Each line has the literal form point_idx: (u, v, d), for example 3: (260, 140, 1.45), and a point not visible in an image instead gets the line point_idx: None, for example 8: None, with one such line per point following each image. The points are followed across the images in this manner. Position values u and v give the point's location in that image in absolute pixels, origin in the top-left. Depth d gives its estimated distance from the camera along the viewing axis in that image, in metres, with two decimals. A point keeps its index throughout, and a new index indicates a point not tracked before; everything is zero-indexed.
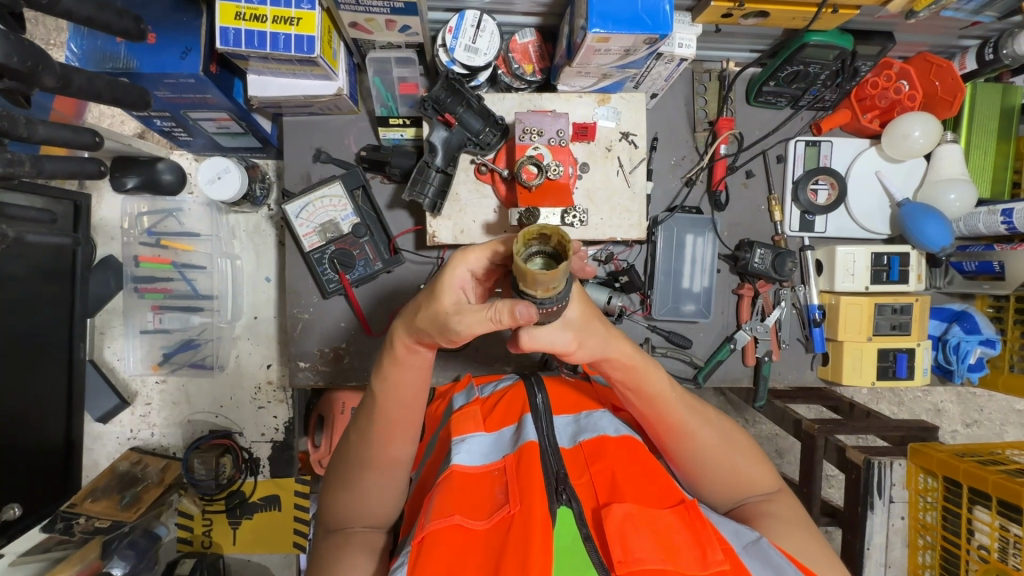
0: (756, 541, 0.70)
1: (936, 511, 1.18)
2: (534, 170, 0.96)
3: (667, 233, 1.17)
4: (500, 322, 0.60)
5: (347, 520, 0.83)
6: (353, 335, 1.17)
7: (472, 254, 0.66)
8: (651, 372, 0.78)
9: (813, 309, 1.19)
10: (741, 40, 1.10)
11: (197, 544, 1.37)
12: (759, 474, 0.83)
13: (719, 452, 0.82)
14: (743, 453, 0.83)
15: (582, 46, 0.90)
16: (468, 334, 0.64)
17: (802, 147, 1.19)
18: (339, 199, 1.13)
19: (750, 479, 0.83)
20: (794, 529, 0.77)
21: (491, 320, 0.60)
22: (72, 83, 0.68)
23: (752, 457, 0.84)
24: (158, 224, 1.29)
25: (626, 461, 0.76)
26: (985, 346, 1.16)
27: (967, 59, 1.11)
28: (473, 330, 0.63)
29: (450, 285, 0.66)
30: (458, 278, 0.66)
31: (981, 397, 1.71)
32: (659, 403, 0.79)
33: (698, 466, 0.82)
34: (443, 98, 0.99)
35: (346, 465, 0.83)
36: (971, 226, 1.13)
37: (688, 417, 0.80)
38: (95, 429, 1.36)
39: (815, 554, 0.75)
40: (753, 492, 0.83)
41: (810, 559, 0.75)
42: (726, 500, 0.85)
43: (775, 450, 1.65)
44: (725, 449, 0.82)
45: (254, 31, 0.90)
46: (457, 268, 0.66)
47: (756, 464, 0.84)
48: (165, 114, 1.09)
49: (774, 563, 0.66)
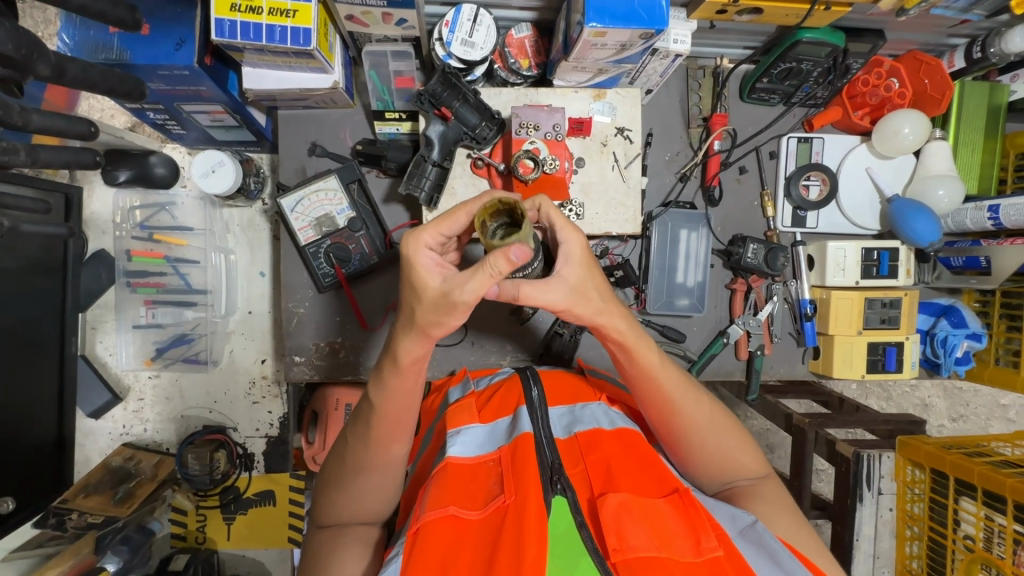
0: (751, 525, 0.70)
1: (923, 503, 1.20)
2: (530, 163, 1.00)
3: (662, 228, 1.18)
4: (500, 273, 0.60)
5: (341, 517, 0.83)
6: (349, 329, 1.18)
7: (426, 233, 0.67)
8: (650, 351, 0.78)
9: (805, 303, 1.21)
10: (735, 36, 1.11)
11: (191, 539, 1.36)
12: (748, 460, 0.84)
13: (713, 435, 0.83)
14: (734, 439, 0.84)
15: (578, 41, 0.90)
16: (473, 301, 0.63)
17: (794, 143, 1.21)
18: (335, 192, 1.12)
19: (739, 465, 0.84)
20: (779, 512, 0.79)
21: (492, 276, 0.60)
22: (66, 73, 0.67)
23: (743, 443, 0.85)
24: (151, 217, 1.29)
25: (622, 452, 0.76)
26: (972, 340, 1.19)
27: (956, 57, 1.13)
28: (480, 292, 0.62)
29: (423, 268, 0.65)
30: (426, 260, 0.66)
31: (966, 392, 1.73)
32: (655, 380, 0.79)
33: (690, 448, 0.83)
34: (440, 92, 0.98)
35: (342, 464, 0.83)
36: (959, 221, 1.16)
37: (683, 397, 0.81)
38: (86, 425, 1.35)
39: (800, 537, 0.77)
40: (741, 476, 0.84)
41: (797, 540, 0.76)
42: (714, 484, 0.85)
43: (765, 445, 1.67)
44: (716, 432, 0.83)
45: (249, 23, 0.90)
46: (418, 252, 0.66)
47: (745, 450, 0.84)
48: (158, 106, 1.08)
49: (770, 549, 0.66)
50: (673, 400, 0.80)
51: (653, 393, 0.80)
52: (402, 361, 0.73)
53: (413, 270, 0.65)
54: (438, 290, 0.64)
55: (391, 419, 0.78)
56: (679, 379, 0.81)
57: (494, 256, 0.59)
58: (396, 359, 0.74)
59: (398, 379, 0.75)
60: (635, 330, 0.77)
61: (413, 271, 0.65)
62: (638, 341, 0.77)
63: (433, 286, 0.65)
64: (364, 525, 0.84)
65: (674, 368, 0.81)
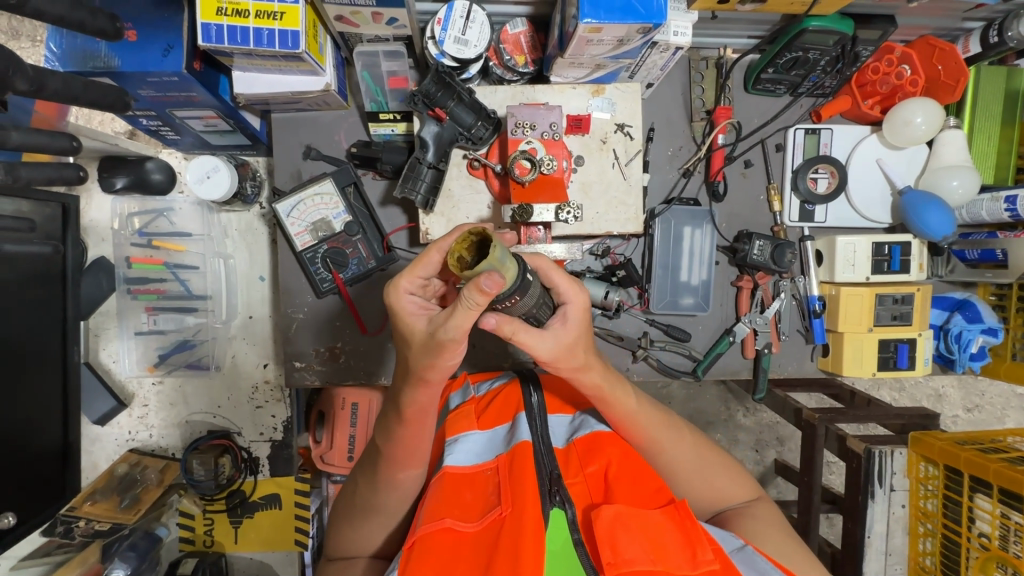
0: (741, 548, 0.70)
1: (937, 498, 1.16)
2: (527, 165, 0.95)
3: (665, 226, 1.16)
4: (478, 305, 0.57)
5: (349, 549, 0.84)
6: (349, 334, 1.17)
7: (404, 282, 0.67)
8: (628, 400, 0.77)
9: (813, 300, 1.18)
10: (738, 26, 1.08)
11: (199, 543, 1.38)
12: (739, 485, 0.84)
13: (698, 465, 0.82)
14: (720, 463, 0.84)
15: (573, 36, 0.87)
16: (458, 337, 0.61)
17: (802, 135, 1.17)
18: (331, 196, 1.11)
19: (729, 489, 0.83)
20: (771, 530, 0.78)
21: (471, 309, 0.58)
22: (46, 86, 0.66)
23: (729, 468, 0.84)
24: (148, 224, 1.28)
25: (621, 460, 0.75)
26: (987, 335, 1.15)
27: (970, 42, 1.07)
28: (464, 326, 0.60)
29: (407, 313, 0.67)
30: (409, 304, 0.67)
31: (982, 382, 1.69)
32: (633, 423, 0.79)
33: (678, 479, 0.82)
34: (434, 92, 0.95)
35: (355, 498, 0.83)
36: (974, 213, 1.11)
37: (662, 432, 0.80)
38: (93, 432, 1.36)
39: (793, 556, 0.77)
40: (733, 500, 0.84)
41: (788, 559, 0.76)
42: (706, 509, 0.84)
43: (775, 439, 1.65)
44: (701, 461, 0.82)
45: (236, 27, 0.88)
46: (400, 296, 0.67)
47: (735, 474, 0.84)
48: (150, 113, 1.07)
49: (760, 569, 0.66)
50: (653, 437, 0.80)
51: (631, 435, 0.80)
52: (406, 413, 0.73)
53: (400, 319, 0.67)
54: (425, 333, 0.64)
55: (402, 459, 0.77)
56: (658, 416, 0.81)
57: (468, 292, 0.56)
58: (400, 412, 0.74)
59: (401, 430, 0.75)
60: (612, 380, 0.76)
61: (400, 321, 0.67)
62: (614, 389, 0.76)
63: (420, 329, 0.65)
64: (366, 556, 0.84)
65: (653, 406, 0.81)
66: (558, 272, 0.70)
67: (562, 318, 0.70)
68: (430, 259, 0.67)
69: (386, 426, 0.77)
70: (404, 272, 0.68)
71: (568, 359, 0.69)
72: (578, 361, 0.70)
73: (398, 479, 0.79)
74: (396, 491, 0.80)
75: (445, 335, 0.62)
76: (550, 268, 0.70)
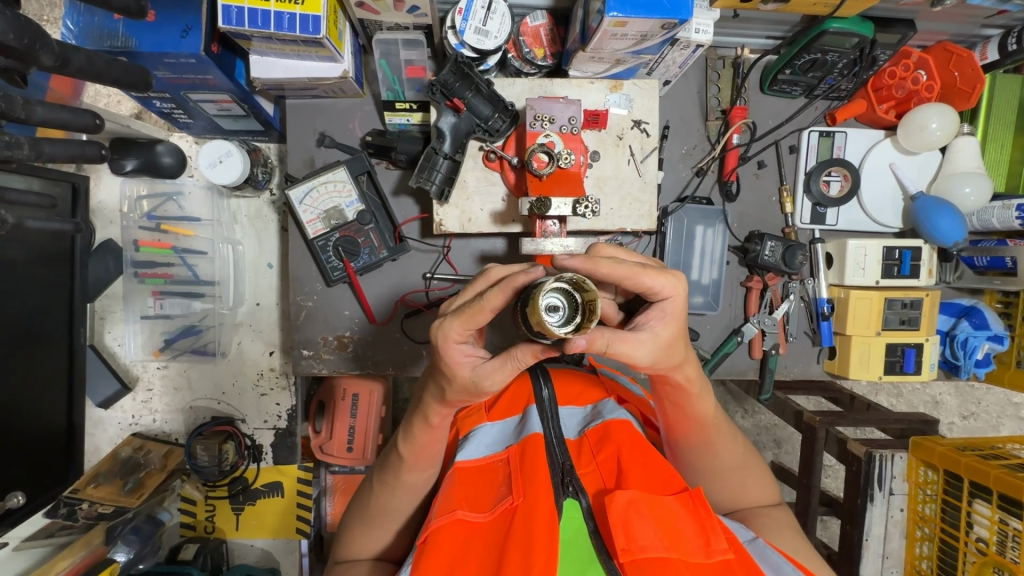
0: (753, 539, 0.71)
1: (935, 504, 1.16)
2: (544, 158, 0.94)
3: (677, 223, 1.17)
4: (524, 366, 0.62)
5: (350, 553, 0.85)
6: (359, 323, 1.16)
7: (454, 330, 0.61)
8: (706, 396, 0.74)
9: (822, 303, 1.18)
10: (757, 26, 1.08)
11: (200, 529, 1.39)
12: (754, 483, 0.83)
13: (734, 463, 0.82)
14: (742, 458, 0.83)
15: (597, 30, 0.87)
16: (497, 378, 0.63)
17: (815, 137, 1.17)
18: (344, 184, 1.10)
19: (744, 486, 0.83)
20: (783, 531, 0.80)
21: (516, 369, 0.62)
22: (70, 62, 0.65)
23: (758, 473, 0.84)
24: (158, 207, 1.26)
25: (631, 444, 0.74)
26: (993, 342, 1.16)
27: (989, 49, 1.08)
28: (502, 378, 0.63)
29: (453, 362, 0.63)
30: (458, 352, 0.63)
31: (979, 390, 1.70)
32: (700, 417, 0.76)
33: (709, 472, 0.82)
34: (452, 82, 0.94)
35: (361, 499, 0.86)
36: (984, 220, 1.13)
37: (717, 434, 0.79)
38: (96, 414, 1.36)
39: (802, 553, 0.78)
40: (750, 501, 0.84)
41: (800, 555, 0.78)
42: (723, 504, 0.85)
43: (773, 440, 1.65)
44: (742, 463, 0.83)
45: (258, 10, 0.87)
46: (449, 347, 0.62)
47: (761, 477, 0.84)
48: (164, 95, 1.06)
49: (770, 560, 0.67)
50: (708, 434, 0.78)
51: (690, 429, 0.77)
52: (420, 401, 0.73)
53: (444, 366, 0.64)
54: (467, 380, 0.64)
55: (417, 463, 0.78)
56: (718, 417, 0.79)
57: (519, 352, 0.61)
58: (427, 420, 0.74)
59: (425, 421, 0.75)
60: (701, 378, 0.72)
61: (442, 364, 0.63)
62: (700, 389, 0.72)
63: (462, 375, 0.64)
64: (372, 560, 0.84)
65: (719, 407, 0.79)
66: (646, 274, 0.60)
67: (660, 314, 0.61)
68: (480, 316, 0.60)
69: (409, 431, 0.77)
70: (454, 317, 0.61)
71: (666, 357, 0.63)
72: (678, 356, 0.64)
73: (414, 481, 0.81)
74: (412, 489, 0.81)
75: (488, 378, 0.63)
76: (633, 272, 0.59)
